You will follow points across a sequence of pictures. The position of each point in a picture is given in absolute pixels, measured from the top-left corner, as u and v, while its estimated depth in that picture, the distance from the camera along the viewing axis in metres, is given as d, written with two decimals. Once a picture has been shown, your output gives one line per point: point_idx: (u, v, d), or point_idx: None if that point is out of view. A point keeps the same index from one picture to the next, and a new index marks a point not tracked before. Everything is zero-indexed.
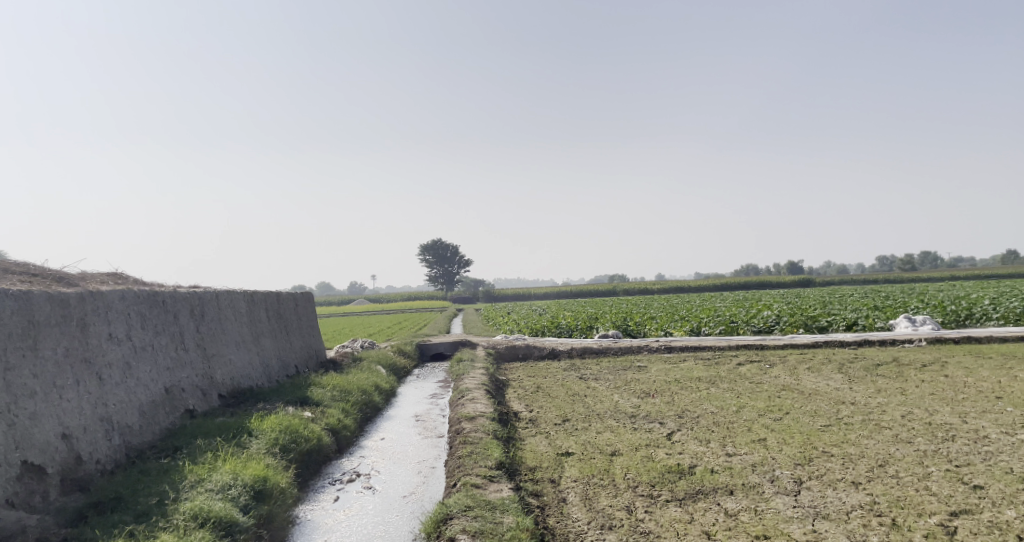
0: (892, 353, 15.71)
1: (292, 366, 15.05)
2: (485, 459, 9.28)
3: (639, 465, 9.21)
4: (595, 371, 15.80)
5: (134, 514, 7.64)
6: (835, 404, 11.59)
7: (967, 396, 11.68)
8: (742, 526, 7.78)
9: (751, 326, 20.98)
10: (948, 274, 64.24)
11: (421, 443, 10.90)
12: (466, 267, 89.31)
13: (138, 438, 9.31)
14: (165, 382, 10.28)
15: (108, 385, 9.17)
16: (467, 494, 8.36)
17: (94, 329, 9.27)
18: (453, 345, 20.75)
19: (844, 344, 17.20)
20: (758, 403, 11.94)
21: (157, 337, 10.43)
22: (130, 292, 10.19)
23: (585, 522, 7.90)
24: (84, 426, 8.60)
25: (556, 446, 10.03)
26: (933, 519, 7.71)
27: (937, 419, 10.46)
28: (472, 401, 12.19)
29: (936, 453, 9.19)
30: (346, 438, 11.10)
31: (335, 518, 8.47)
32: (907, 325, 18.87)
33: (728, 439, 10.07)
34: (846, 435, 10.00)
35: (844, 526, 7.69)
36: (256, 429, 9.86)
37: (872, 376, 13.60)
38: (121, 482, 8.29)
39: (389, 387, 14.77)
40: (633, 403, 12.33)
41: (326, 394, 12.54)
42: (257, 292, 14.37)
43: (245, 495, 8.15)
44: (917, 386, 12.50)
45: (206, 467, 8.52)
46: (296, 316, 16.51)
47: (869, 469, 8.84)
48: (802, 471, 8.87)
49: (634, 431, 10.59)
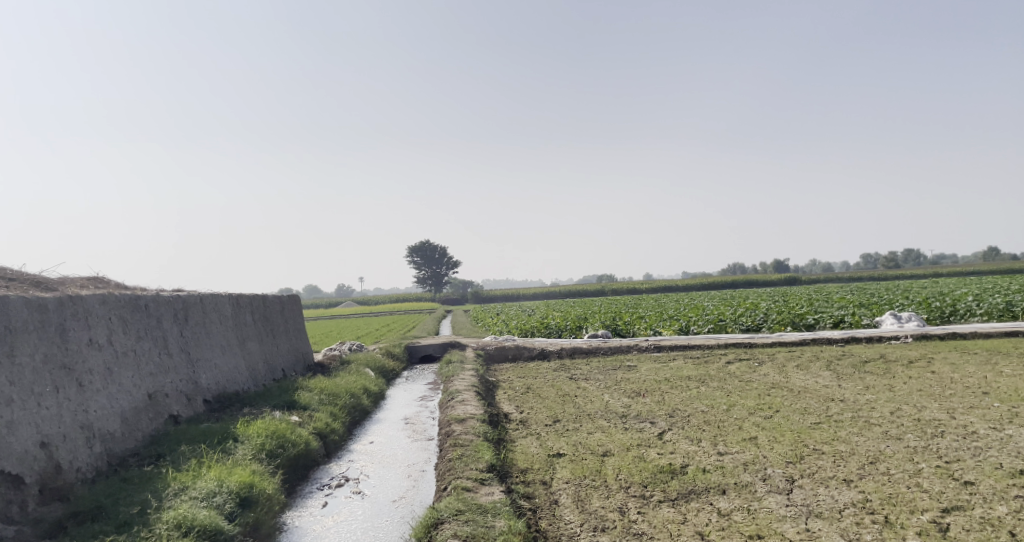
0: (879, 350, 15.73)
1: (279, 370, 14.89)
2: (475, 462, 9.17)
3: (631, 465, 9.13)
4: (585, 371, 15.73)
5: (115, 523, 7.48)
6: (825, 402, 11.57)
7: (954, 391, 11.68)
8: (735, 525, 7.71)
9: (739, 325, 21.02)
10: (933, 271, 64.77)
11: (411, 446, 10.78)
12: (454, 268, 89.24)
13: (120, 446, 9.14)
14: (149, 387, 10.11)
15: (89, 392, 8.99)
16: (458, 497, 8.24)
17: (74, 335, 9.10)
18: (442, 347, 20.62)
19: (831, 341, 17.23)
20: (749, 401, 11.91)
21: (140, 342, 10.25)
22: (112, 296, 10.02)
23: (577, 524, 7.81)
24: (64, 434, 8.42)
25: (547, 447, 9.94)
26: (925, 516, 7.68)
27: (926, 416, 10.45)
28: (462, 403, 12.07)
29: (926, 450, 9.17)
30: (335, 442, 10.96)
31: (323, 524, 8.32)
32: (893, 322, 18.93)
33: (719, 438, 10.02)
34: (837, 433, 9.97)
35: (837, 524, 7.64)
36: (242, 434, 9.71)
37: (860, 372, 13.60)
38: (103, 491, 8.13)
39: (378, 389, 14.64)
40: (623, 403, 12.26)
41: (314, 397, 12.38)
42: (243, 295, 14.18)
43: (230, 502, 8.00)
44: (906, 383, 12.50)
45: (190, 474, 8.36)
46: (283, 319, 16.32)
47: (861, 466, 8.81)
48: (794, 469, 8.82)
49: (625, 431, 10.52)
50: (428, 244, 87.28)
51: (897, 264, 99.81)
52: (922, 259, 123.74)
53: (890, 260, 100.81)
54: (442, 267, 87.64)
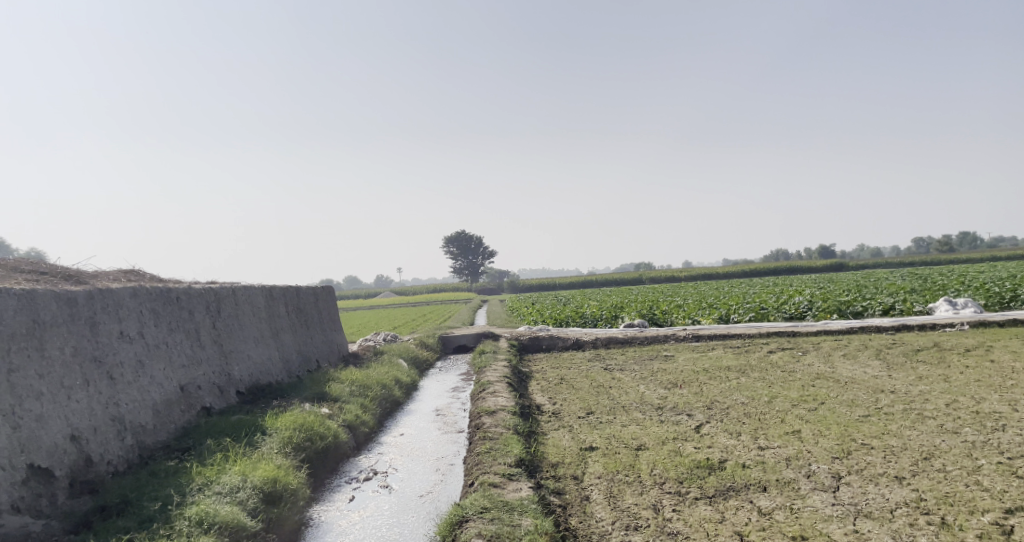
0: (932, 338, 15.09)
1: (313, 361, 14.88)
2: (504, 456, 8.96)
3: (667, 460, 8.83)
4: (622, 362, 15.41)
5: (138, 520, 7.48)
6: (873, 393, 11.08)
7: (1016, 382, 11.09)
8: (777, 525, 7.39)
9: (782, 313, 20.47)
10: (990, 256, 62.71)
11: (441, 439, 10.62)
12: (491, 257, 89.16)
13: (151, 438, 9.13)
14: (181, 379, 10.09)
15: (120, 384, 8.99)
16: (485, 494, 8.03)
17: (104, 328, 9.09)
18: (476, 337, 20.45)
19: (881, 329, 16.62)
20: (792, 393, 11.47)
21: (171, 335, 10.24)
22: (143, 289, 10.00)
23: (609, 522, 7.55)
24: (94, 427, 8.43)
25: (579, 440, 9.68)
26: (986, 518, 7.29)
27: (985, 408, 9.93)
28: (494, 395, 11.85)
29: (985, 445, 8.70)
30: (365, 434, 10.87)
31: (349, 519, 8.20)
32: (948, 309, 18.19)
33: (759, 431, 9.64)
34: (887, 426, 9.52)
35: (888, 525, 7.29)
36: (270, 428, 9.65)
37: (912, 362, 13.04)
38: (131, 485, 8.13)
39: (410, 380, 14.53)
40: (659, 395, 11.93)
41: (345, 389, 12.30)
42: (276, 287, 14.16)
43: (254, 498, 7.92)
44: (962, 373, 11.93)
45: (214, 469, 8.32)
46: (317, 311, 16.29)
47: (914, 462, 8.38)
48: (840, 465, 8.43)
49: (661, 424, 10.20)
50: (464, 234, 87.40)
51: (950, 247, 96.77)
52: (974, 243, 120.11)
53: (941, 244, 98.02)
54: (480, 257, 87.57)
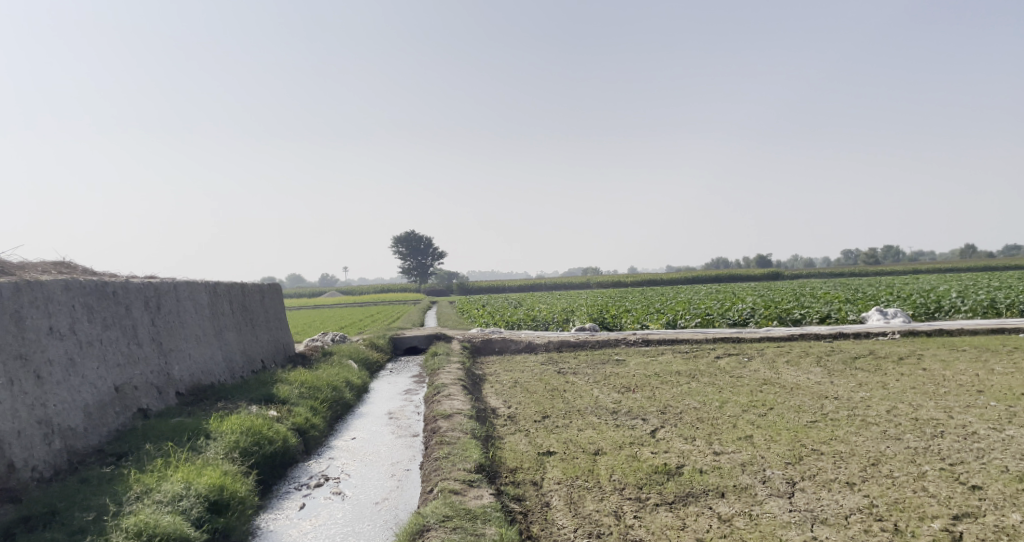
0: (868, 345, 15.43)
1: (257, 361, 14.34)
2: (462, 461, 8.72)
3: (625, 465, 8.72)
4: (574, 365, 15.30)
5: (68, 532, 7.03)
6: (819, 399, 11.21)
7: (949, 389, 11.37)
8: (738, 532, 7.35)
9: (726, 319, 20.73)
10: (915, 267, 65.15)
11: (395, 443, 10.31)
12: (439, 258, 88.53)
13: (82, 442, 8.60)
14: (116, 379, 9.56)
15: (48, 384, 8.45)
16: (445, 501, 7.78)
17: (31, 323, 8.53)
18: (427, 338, 20.10)
19: (820, 336, 16.93)
20: (742, 398, 11.51)
21: (106, 331, 9.69)
22: (75, 282, 9.44)
23: (571, 529, 7.40)
24: (18, 430, 7.90)
25: (536, 445, 9.50)
26: (937, 524, 7.37)
27: (924, 414, 10.13)
28: (449, 398, 11.56)
29: (928, 451, 8.84)
30: (315, 438, 10.49)
31: (300, 529, 7.86)
32: (879, 319, 18.69)
33: (714, 436, 9.62)
34: (835, 432, 9.61)
35: (845, 532, 7.31)
36: (215, 432, 9.20)
37: (852, 369, 13.28)
38: (59, 493, 7.65)
39: (361, 382, 14.16)
40: (613, 399, 11.85)
41: (294, 390, 11.87)
42: (219, 283, 13.60)
43: (198, 507, 7.52)
44: (898, 380, 12.19)
45: (155, 476, 7.86)
46: (263, 309, 15.74)
47: (863, 468, 8.45)
48: (794, 471, 8.45)
49: (617, 428, 10.09)
50: (412, 235, 86.63)
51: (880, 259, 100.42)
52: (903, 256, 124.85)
53: (872, 256, 101.50)
54: (427, 258, 86.92)
